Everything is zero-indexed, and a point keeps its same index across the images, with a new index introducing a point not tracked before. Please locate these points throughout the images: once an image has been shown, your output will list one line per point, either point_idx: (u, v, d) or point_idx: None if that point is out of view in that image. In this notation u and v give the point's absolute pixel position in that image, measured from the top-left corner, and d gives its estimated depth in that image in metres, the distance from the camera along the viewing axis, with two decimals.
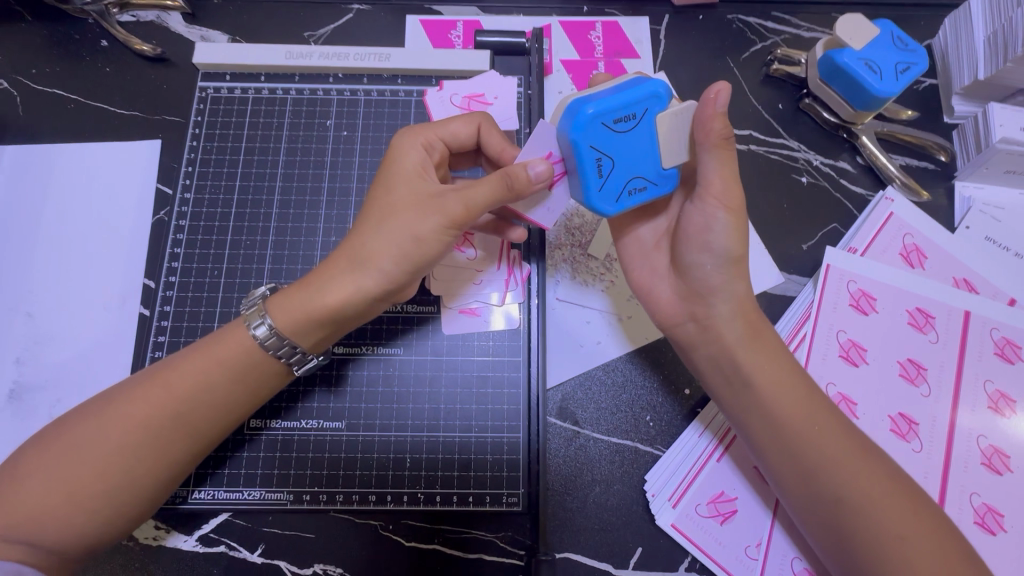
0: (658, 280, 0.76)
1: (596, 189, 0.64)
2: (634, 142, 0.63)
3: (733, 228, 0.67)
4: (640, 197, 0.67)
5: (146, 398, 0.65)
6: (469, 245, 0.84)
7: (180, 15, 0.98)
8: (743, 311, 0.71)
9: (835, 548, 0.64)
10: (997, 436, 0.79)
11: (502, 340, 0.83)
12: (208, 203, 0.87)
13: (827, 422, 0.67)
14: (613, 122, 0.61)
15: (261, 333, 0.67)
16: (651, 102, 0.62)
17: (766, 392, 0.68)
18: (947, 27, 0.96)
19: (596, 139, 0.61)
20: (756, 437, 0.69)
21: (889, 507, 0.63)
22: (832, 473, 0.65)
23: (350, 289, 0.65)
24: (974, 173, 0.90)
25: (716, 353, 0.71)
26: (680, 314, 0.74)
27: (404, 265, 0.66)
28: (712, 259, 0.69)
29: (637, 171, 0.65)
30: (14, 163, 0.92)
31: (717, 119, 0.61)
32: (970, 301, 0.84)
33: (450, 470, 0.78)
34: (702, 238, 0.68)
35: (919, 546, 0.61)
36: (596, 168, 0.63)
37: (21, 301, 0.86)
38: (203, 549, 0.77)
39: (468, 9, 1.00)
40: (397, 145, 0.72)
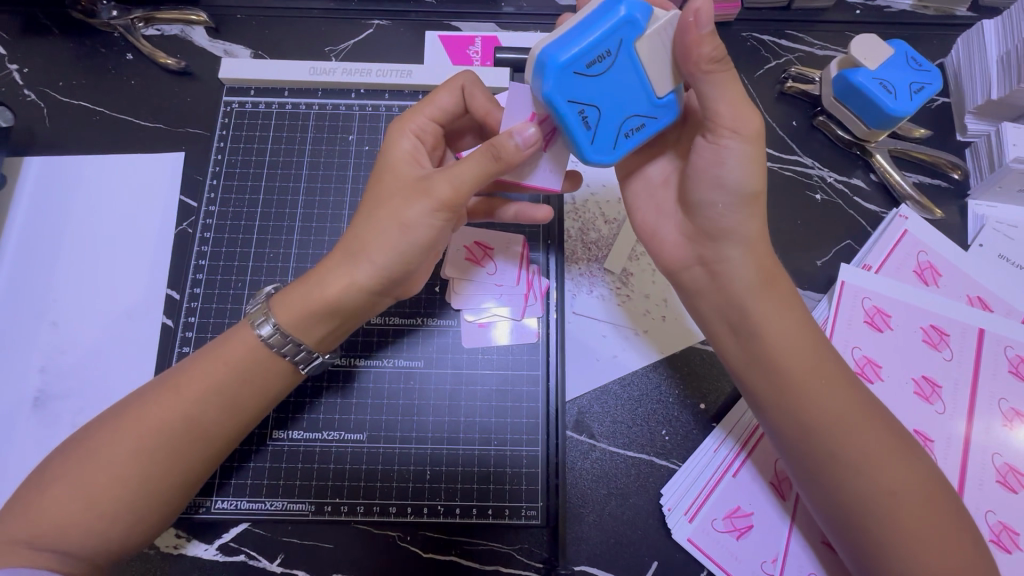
0: (664, 220, 0.74)
1: (589, 143, 0.60)
2: (615, 82, 0.58)
3: (743, 159, 0.63)
4: (638, 138, 0.62)
5: (157, 403, 0.66)
6: (489, 259, 0.87)
7: (203, 30, 1.00)
8: (754, 253, 0.68)
9: (828, 504, 0.65)
10: (1013, 453, 0.80)
11: (520, 353, 0.84)
12: (231, 215, 0.89)
13: (833, 380, 0.67)
14: (586, 67, 0.56)
15: (265, 332, 0.68)
16: (622, 32, 0.56)
17: (774, 348, 0.67)
18: (960, 47, 0.98)
19: (574, 91, 0.57)
20: (760, 391, 0.69)
21: (886, 464, 0.63)
22: (834, 430, 0.64)
23: (343, 285, 0.67)
24: (987, 192, 0.91)
25: (725, 305, 0.70)
26: (688, 257, 0.72)
27: (395, 255, 0.66)
28: (721, 197, 0.65)
29: (628, 111, 0.61)
30: (39, 173, 0.93)
31: (704, 40, 0.56)
32: (985, 318, 0.85)
33: (469, 483, 0.79)
34: (711, 172, 0.65)
35: (910, 504, 0.62)
36: (582, 120, 0.59)
37: (46, 310, 0.87)
38: (223, 558, 0.77)
39: (486, 25, 1.01)
40: (388, 131, 0.74)
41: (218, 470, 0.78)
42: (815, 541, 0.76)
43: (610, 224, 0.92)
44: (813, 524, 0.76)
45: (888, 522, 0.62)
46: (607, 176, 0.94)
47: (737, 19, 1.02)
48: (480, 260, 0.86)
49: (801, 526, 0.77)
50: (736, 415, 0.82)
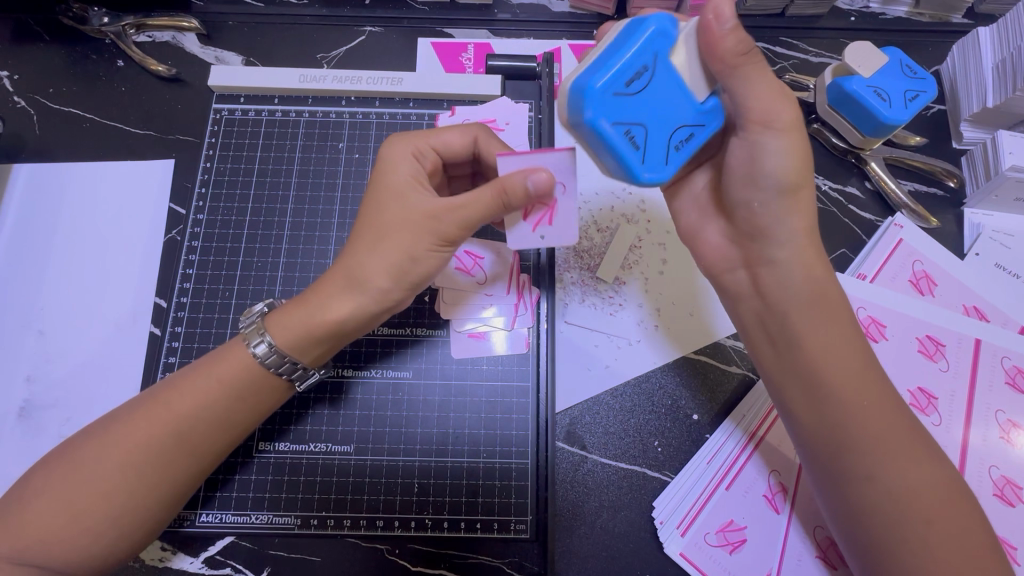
0: (707, 222, 0.74)
1: (640, 163, 0.57)
2: (655, 97, 0.57)
3: (788, 151, 0.61)
4: (689, 150, 0.60)
5: (148, 418, 0.64)
6: (479, 267, 0.84)
7: (194, 36, 1.00)
8: (802, 252, 0.66)
9: (854, 528, 0.64)
10: (1009, 466, 0.79)
11: (511, 365, 0.83)
12: (220, 223, 0.88)
13: (878, 402, 0.64)
14: (625, 87, 0.55)
15: (260, 351, 0.67)
16: (655, 45, 0.56)
17: (818, 364, 0.65)
18: (956, 54, 0.97)
19: (616, 113, 0.55)
20: (793, 397, 0.67)
21: (922, 494, 0.61)
22: (871, 454, 0.63)
23: (346, 308, 0.66)
24: (984, 200, 0.90)
25: (763, 311, 0.69)
26: (733, 257, 0.71)
27: (401, 283, 0.66)
28: (761, 195, 0.65)
29: (674, 123, 0.58)
30: (28, 181, 0.92)
31: (727, 36, 0.55)
32: (981, 329, 0.84)
33: (458, 496, 0.78)
34: (750, 168, 0.64)
35: (943, 535, 0.60)
36: (629, 141, 0.56)
37: (34, 319, 0.87)
38: (209, 572, 0.76)
39: (479, 33, 1.01)
40: (387, 155, 0.70)
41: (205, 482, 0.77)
42: (809, 554, 0.75)
43: (603, 231, 0.91)
44: (809, 536, 0.76)
45: (919, 547, 0.60)
46: (599, 184, 0.93)
47: None
48: (469, 269, 0.84)
49: (795, 539, 0.76)
50: (742, 411, 0.82)
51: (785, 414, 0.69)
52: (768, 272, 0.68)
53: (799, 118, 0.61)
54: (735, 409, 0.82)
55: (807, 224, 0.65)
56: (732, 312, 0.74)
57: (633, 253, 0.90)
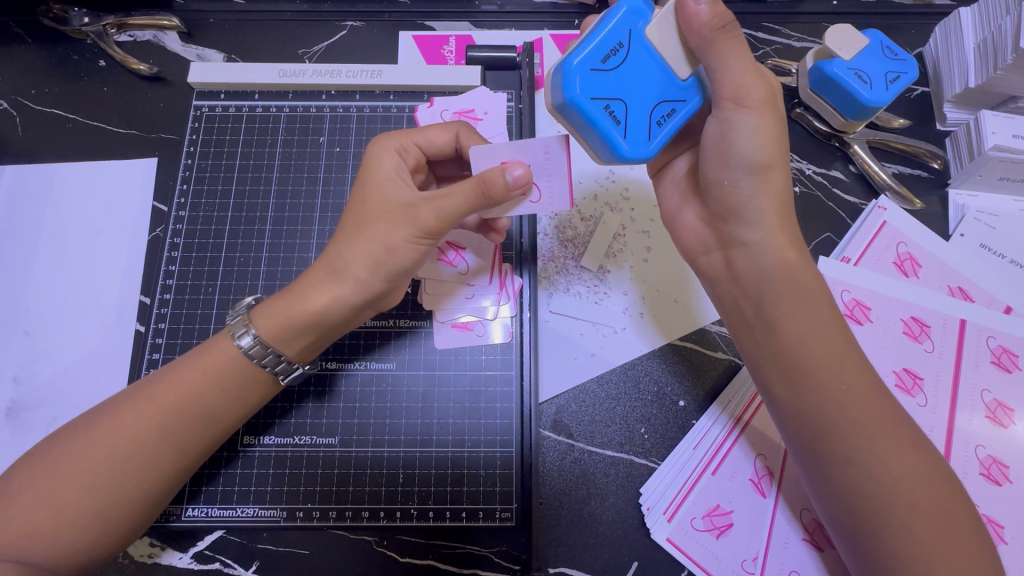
0: (686, 205, 0.73)
1: (622, 137, 0.58)
2: (632, 73, 0.58)
3: (759, 130, 0.61)
4: (674, 123, 0.60)
5: (134, 412, 0.65)
6: (461, 259, 0.84)
7: (175, 34, 1.00)
8: (773, 236, 0.65)
9: (839, 510, 0.64)
10: (996, 445, 0.79)
11: (494, 355, 0.83)
12: (203, 220, 0.88)
13: (858, 388, 0.63)
14: (601, 63, 0.57)
15: (245, 343, 0.67)
16: (628, 25, 0.58)
17: (795, 349, 0.65)
18: (938, 36, 0.96)
19: (597, 89, 0.57)
20: (773, 384, 0.67)
21: (905, 476, 0.61)
22: (853, 437, 0.62)
23: (327, 298, 0.66)
24: (968, 181, 0.90)
25: (739, 297, 0.69)
26: (707, 241, 0.71)
27: (378, 274, 0.66)
28: (732, 174, 0.64)
29: (654, 98, 0.59)
30: (12, 182, 0.93)
31: (703, 12, 0.57)
32: (966, 309, 0.84)
33: (443, 486, 0.78)
34: (722, 147, 0.63)
35: (925, 517, 0.60)
36: (609, 116, 0.57)
37: (20, 319, 0.87)
38: (198, 566, 0.77)
39: (460, 25, 1.01)
40: (370, 153, 0.72)
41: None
42: (796, 537, 0.75)
43: (587, 221, 0.91)
44: (796, 520, 0.76)
45: (902, 529, 0.60)
46: (582, 173, 0.93)
47: None
48: (450, 261, 0.84)
49: (781, 522, 0.76)
50: (729, 395, 0.82)
51: (766, 401, 0.69)
52: (741, 255, 0.67)
53: (770, 96, 0.61)
54: (720, 395, 0.82)
55: (781, 207, 0.64)
56: (713, 297, 0.73)
57: (617, 241, 0.90)
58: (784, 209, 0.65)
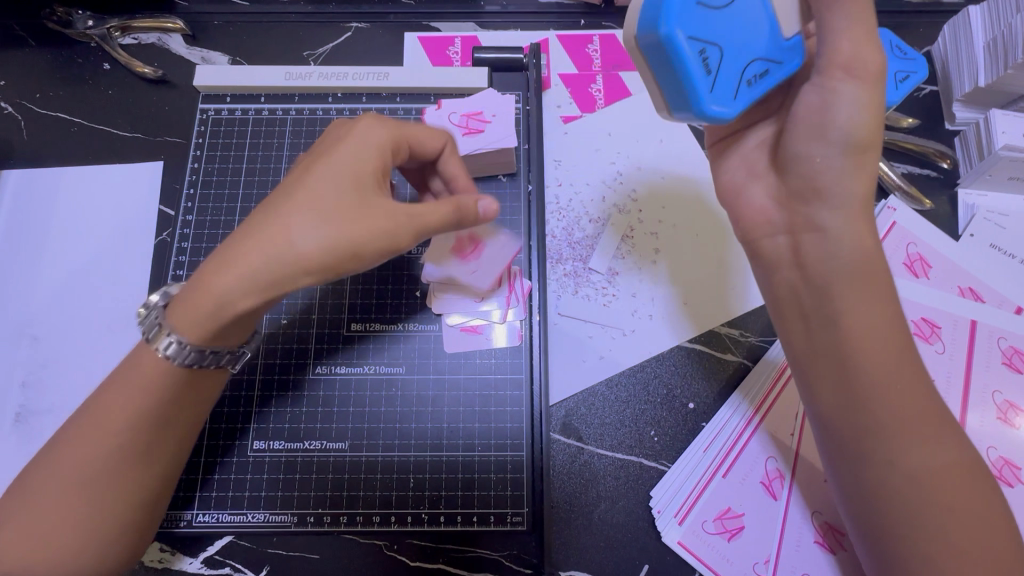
0: (753, 182, 0.71)
1: (708, 90, 0.59)
2: (731, 28, 0.60)
3: (859, 103, 0.60)
4: (755, 91, 0.63)
5: (82, 437, 0.60)
6: (476, 253, 0.82)
7: (180, 37, 0.99)
8: (854, 220, 0.63)
9: (868, 512, 0.62)
10: (1008, 446, 0.78)
11: (504, 358, 0.82)
12: (209, 224, 0.88)
13: (912, 387, 0.61)
14: (706, 5, 0.58)
15: (169, 348, 0.60)
16: None
17: (847, 339, 0.62)
18: (946, 34, 0.96)
19: (696, 32, 0.58)
20: (818, 375, 0.65)
21: (943, 480, 0.59)
22: (900, 439, 0.60)
23: (234, 284, 0.58)
24: (977, 181, 0.90)
25: (800, 285, 0.66)
26: (776, 222, 0.68)
27: (328, 244, 0.58)
28: (826, 148, 0.62)
29: (744, 59, 0.62)
30: (17, 187, 0.92)
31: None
32: (976, 310, 0.84)
33: (453, 490, 0.77)
34: (821, 119, 0.62)
35: (960, 524, 0.58)
36: (702, 63, 0.58)
37: (27, 324, 0.86)
38: (208, 571, 0.77)
39: (466, 26, 1.01)
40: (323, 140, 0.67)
41: (200, 466, 0.78)
42: (808, 540, 0.75)
43: (595, 223, 0.91)
44: (807, 522, 0.76)
45: (933, 535, 0.59)
46: (590, 174, 0.93)
47: None
48: (466, 252, 0.82)
49: (792, 525, 0.76)
50: (752, 383, 0.82)
51: (804, 392, 0.67)
52: (812, 241, 0.65)
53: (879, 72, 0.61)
54: (743, 382, 0.83)
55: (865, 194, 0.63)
56: (766, 285, 0.70)
57: (627, 241, 0.89)
58: (864, 189, 0.63)
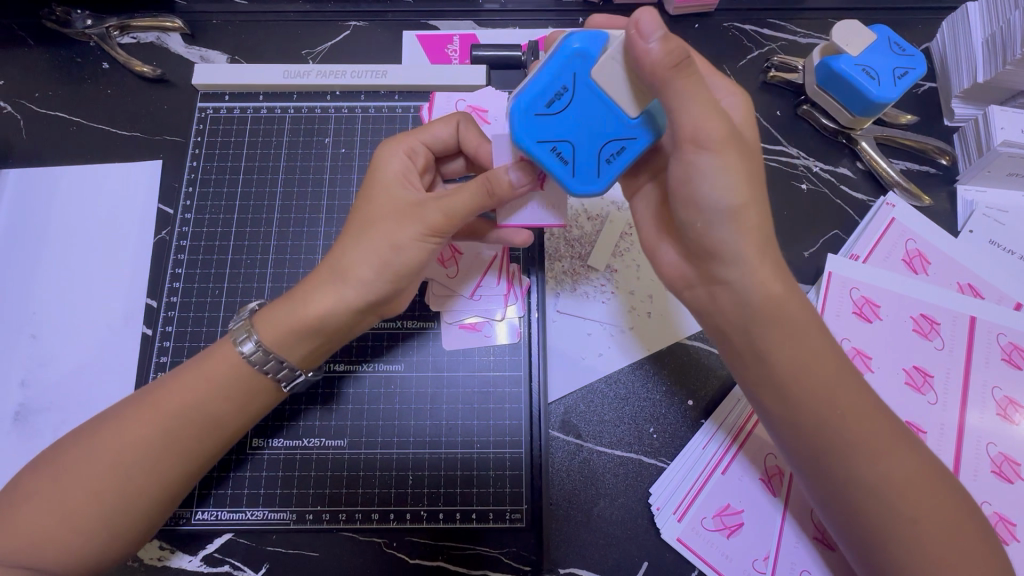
0: (663, 238, 0.69)
1: (568, 177, 0.59)
2: (578, 115, 0.56)
3: (721, 171, 0.56)
4: (622, 163, 0.58)
5: (138, 419, 0.63)
6: (455, 261, 0.84)
7: (179, 36, 0.99)
8: (756, 274, 0.59)
9: (846, 524, 0.62)
10: (1007, 442, 0.78)
11: (503, 355, 0.83)
12: (208, 223, 0.88)
13: (862, 408, 0.61)
14: (545, 106, 0.56)
15: (246, 349, 0.66)
16: (575, 62, 0.55)
17: (788, 373, 0.61)
18: (945, 31, 0.96)
19: (542, 133, 0.57)
20: (768, 408, 0.64)
21: (909, 490, 0.59)
22: (856, 456, 0.60)
23: (326, 302, 0.65)
24: (976, 177, 0.90)
25: (728, 330, 0.64)
26: (690, 277, 0.66)
27: (384, 275, 0.65)
28: (704, 217, 0.58)
29: (604, 139, 0.57)
30: (16, 186, 0.92)
31: (655, 50, 0.50)
32: (975, 306, 0.84)
33: (453, 487, 0.78)
34: (688, 191, 0.58)
35: (933, 533, 0.58)
36: (556, 158, 0.58)
37: (26, 323, 0.87)
38: (208, 569, 0.77)
39: (464, 24, 1.01)
40: (380, 155, 0.71)
41: None
42: (808, 537, 0.75)
43: (593, 220, 0.90)
44: (808, 520, 0.75)
45: (904, 544, 0.58)
46: None
47: (718, 8, 1.00)
48: (446, 261, 0.84)
49: (792, 523, 0.75)
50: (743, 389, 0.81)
51: (761, 421, 0.66)
52: (724, 294, 0.62)
53: (731, 131, 0.55)
54: (718, 408, 0.81)
55: None
56: (698, 329, 0.69)
57: (623, 241, 0.89)
58: (765, 240, 0.59)
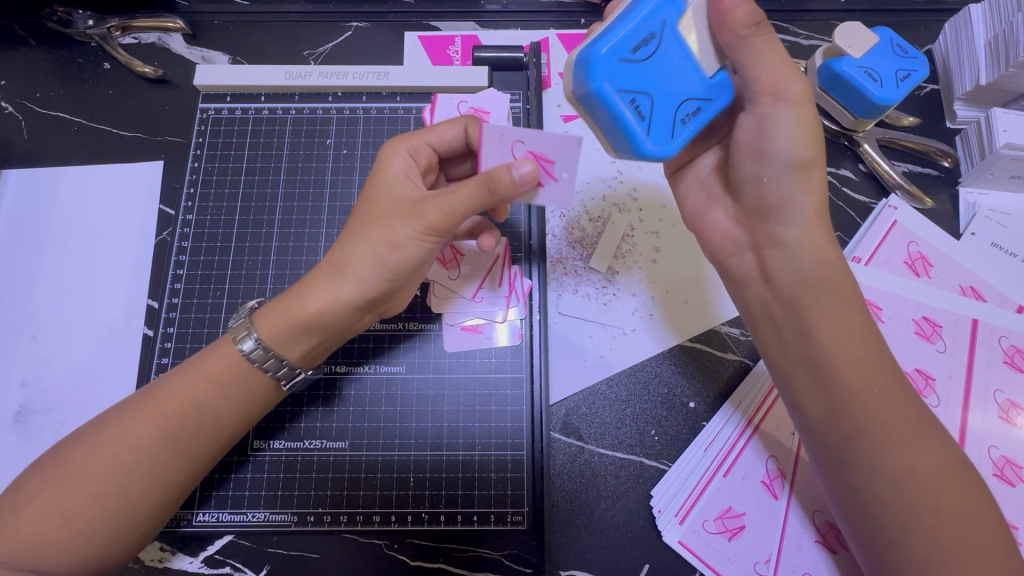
0: (714, 204, 0.71)
1: (644, 135, 0.57)
2: (662, 66, 0.58)
3: (794, 125, 0.60)
4: (696, 124, 0.60)
5: (141, 420, 0.63)
6: (457, 262, 0.84)
7: (181, 36, 0.99)
8: (813, 235, 0.63)
9: (860, 517, 0.61)
10: (1009, 445, 0.78)
11: (504, 357, 0.83)
12: (209, 223, 0.88)
13: (892, 391, 0.61)
14: (633, 53, 0.56)
15: (246, 347, 0.66)
16: (664, 16, 0.57)
17: (827, 347, 0.62)
18: (947, 33, 0.96)
19: (622, 80, 0.56)
20: (801, 386, 0.64)
21: (931, 482, 0.59)
22: (884, 442, 0.60)
23: (326, 298, 0.65)
24: (979, 179, 0.89)
25: (771, 299, 0.66)
26: (739, 241, 0.69)
27: (381, 272, 0.65)
28: (768, 171, 0.63)
29: (680, 96, 0.59)
30: (18, 186, 0.92)
31: (739, 9, 0.57)
32: (977, 309, 0.84)
33: (454, 489, 0.77)
34: (759, 143, 0.62)
35: (953, 527, 0.58)
36: (634, 111, 0.57)
37: (27, 324, 0.86)
38: (208, 571, 0.77)
39: (466, 25, 1.00)
40: (383, 155, 0.71)
41: None
42: (810, 540, 0.75)
43: (595, 221, 0.90)
44: (810, 523, 0.75)
45: (922, 538, 0.58)
46: (590, 173, 0.92)
47: None
48: (446, 262, 0.84)
49: (794, 526, 0.75)
50: (743, 393, 0.81)
51: (791, 401, 0.66)
52: (776, 256, 0.65)
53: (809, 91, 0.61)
54: (735, 391, 0.82)
55: None
56: (738, 299, 0.71)
57: (625, 242, 0.89)
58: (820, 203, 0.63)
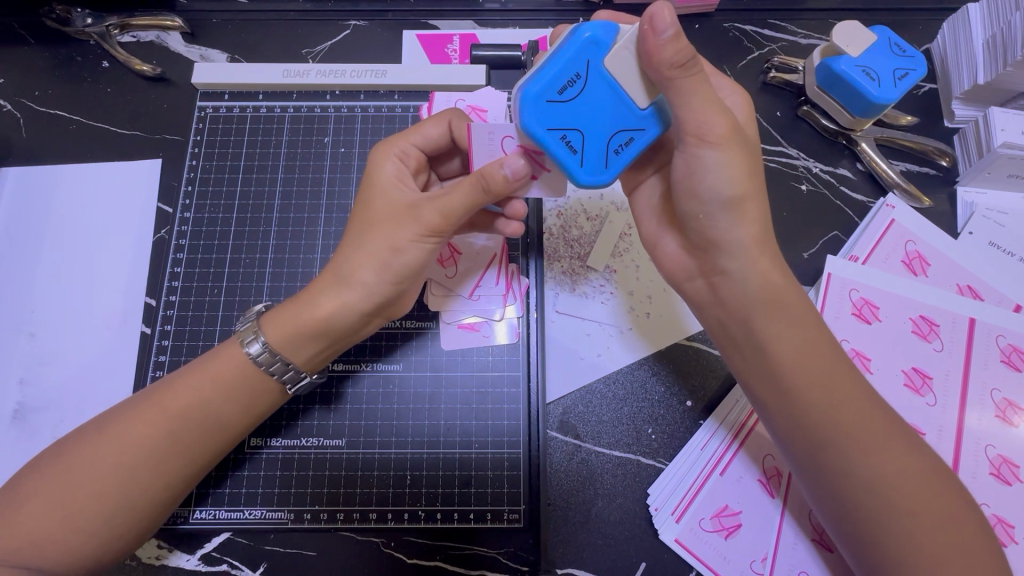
0: (664, 232, 0.70)
1: (577, 166, 0.59)
2: (589, 103, 0.57)
3: (722, 166, 0.58)
4: (630, 153, 0.59)
5: (142, 419, 0.63)
6: (454, 261, 0.84)
7: (179, 35, 0.99)
8: (756, 263, 0.62)
9: (840, 520, 0.62)
10: (1006, 444, 0.78)
11: (501, 355, 0.83)
12: (207, 221, 0.88)
13: (857, 400, 0.61)
14: (558, 94, 0.56)
15: (254, 350, 0.66)
16: (588, 53, 0.55)
17: (783, 361, 0.62)
18: (945, 32, 0.96)
19: (553, 120, 0.57)
20: (764, 399, 0.64)
21: (904, 486, 0.59)
22: (851, 448, 0.60)
23: (333, 305, 0.65)
24: (976, 178, 0.90)
25: (728, 317, 0.66)
26: (690, 269, 0.68)
27: (386, 278, 0.65)
28: (703, 208, 0.61)
29: (612, 129, 0.58)
30: (16, 185, 0.92)
31: (664, 47, 0.51)
32: (975, 308, 0.84)
33: (451, 487, 0.78)
34: (690, 184, 0.60)
35: (930, 530, 0.57)
36: (565, 146, 0.58)
37: (25, 321, 0.87)
38: (205, 568, 0.77)
39: (464, 23, 1.01)
40: (373, 159, 0.71)
41: None
42: (806, 539, 0.75)
43: (592, 220, 0.90)
44: (806, 521, 0.75)
45: (901, 541, 0.58)
46: None
47: (718, 9, 1.00)
48: (445, 261, 0.84)
49: (790, 525, 0.75)
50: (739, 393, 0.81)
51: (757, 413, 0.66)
52: (723, 283, 0.64)
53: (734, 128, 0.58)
54: (723, 400, 0.81)
55: None
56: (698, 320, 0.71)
57: (623, 240, 0.89)
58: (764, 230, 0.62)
